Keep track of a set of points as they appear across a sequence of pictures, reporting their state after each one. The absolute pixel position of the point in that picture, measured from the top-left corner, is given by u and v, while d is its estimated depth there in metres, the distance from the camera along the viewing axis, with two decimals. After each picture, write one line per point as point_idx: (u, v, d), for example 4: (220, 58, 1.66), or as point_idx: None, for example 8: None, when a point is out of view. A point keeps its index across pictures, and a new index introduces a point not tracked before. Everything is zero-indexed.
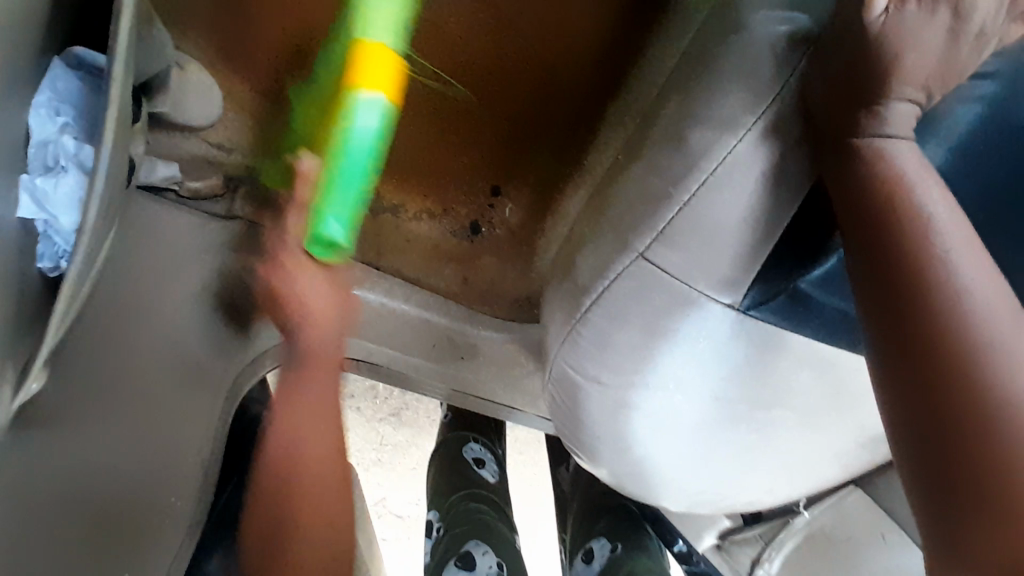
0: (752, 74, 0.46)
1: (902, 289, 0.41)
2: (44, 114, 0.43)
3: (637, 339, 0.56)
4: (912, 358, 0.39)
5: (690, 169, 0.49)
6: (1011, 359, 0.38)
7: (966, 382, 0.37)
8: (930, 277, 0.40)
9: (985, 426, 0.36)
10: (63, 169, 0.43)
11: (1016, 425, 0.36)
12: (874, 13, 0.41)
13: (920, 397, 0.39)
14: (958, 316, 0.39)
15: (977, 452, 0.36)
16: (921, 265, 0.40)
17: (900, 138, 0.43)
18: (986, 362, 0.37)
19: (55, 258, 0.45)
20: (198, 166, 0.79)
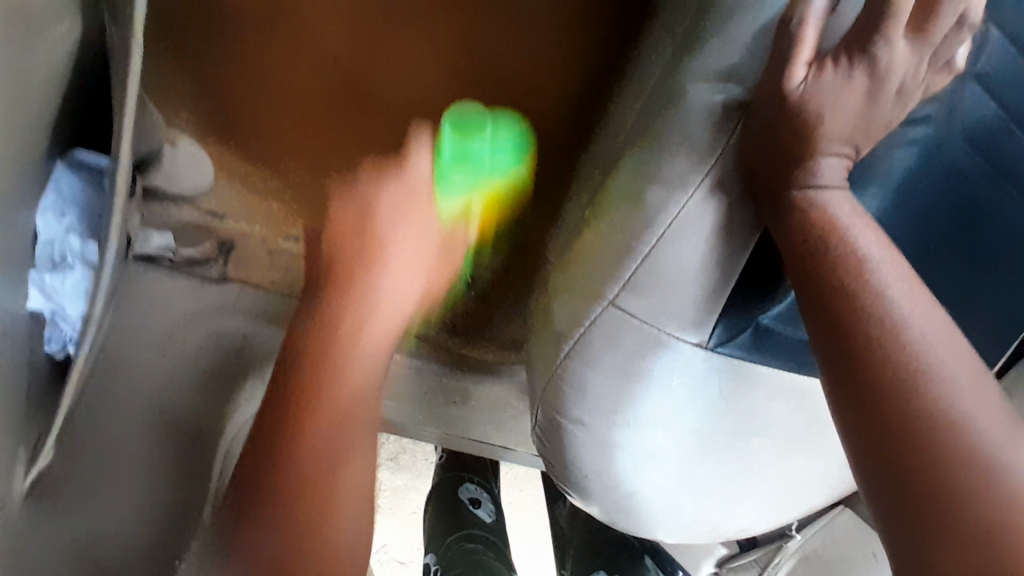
0: (694, 138, 0.50)
1: (844, 325, 0.46)
2: (51, 217, 0.48)
3: (615, 381, 0.60)
4: (856, 381, 0.45)
5: (648, 225, 0.53)
6: (939, 381, 0.43)
7: (904, 401, 0.43)
8: (866, 310, 0.46)
9: (929, 440, 0.41)
10: (70, 266, 0.49)
11: (952, 439, 0.41)
12: (793, 85, 0.45)
13: (871, 420, 0.44)
14: (895, 344, 0.44)
15: (926, 464, 0.41)
16: (858, 302, 0.46)
17: (831, 190, 0.48)
18: (922, 387, 0.43)
19: (62, 342, 0.50)
20: (192, 235, 0.85)
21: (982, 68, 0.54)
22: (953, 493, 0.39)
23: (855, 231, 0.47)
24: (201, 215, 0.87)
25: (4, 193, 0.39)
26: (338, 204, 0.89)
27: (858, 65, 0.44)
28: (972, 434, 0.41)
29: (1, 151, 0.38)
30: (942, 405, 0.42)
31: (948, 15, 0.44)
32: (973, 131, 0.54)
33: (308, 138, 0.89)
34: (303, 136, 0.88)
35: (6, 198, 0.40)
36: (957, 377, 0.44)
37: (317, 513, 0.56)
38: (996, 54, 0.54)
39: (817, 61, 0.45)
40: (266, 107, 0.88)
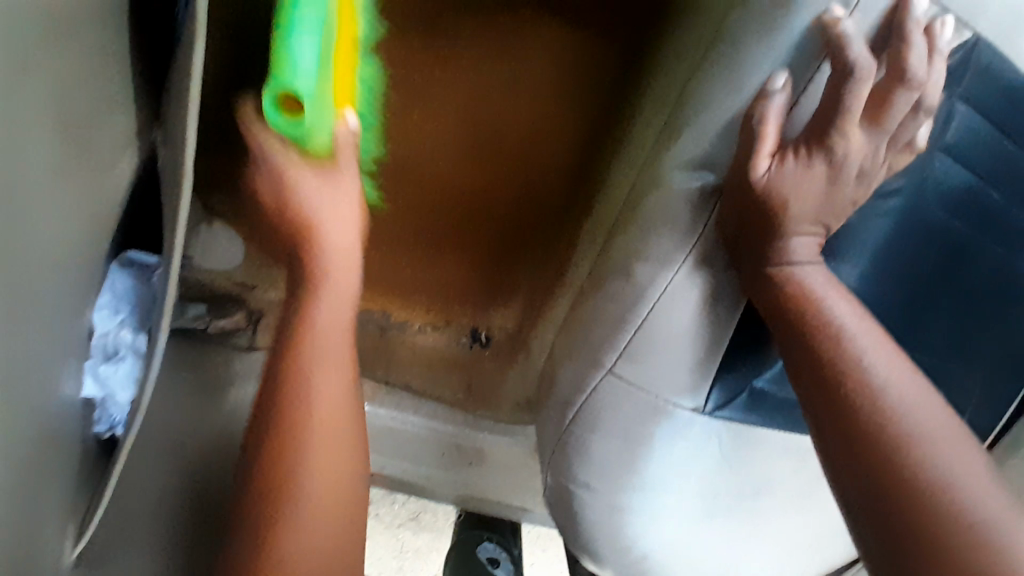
0: (676, 218, 0.54)
1: (829, 391, 0.49)
2: (106, 313, 0.52)
3: (618, 444, 0.62)
4: (843, 447, 0.47)
5: (639, 297, 0.57)
6: (924, 445, 0.46)
7: (893, 464, 0.46)
8: (849, 377, 0.48)
9: (919, 505, 0.44)
10: (122, 357, 0.52)
11: (941, 502, 0.44)
12: (757, 174, 0.49)
13: (864, 485, 0.46)
14: (878, 410, 0.47)
15: (918, 527, 0.43)
16: (840, 368, 0.49)
17: (806, 264, 0.51)
18: (908, 452, 0.46)
19: (111, 423, 0.53)
20: (223, 304, 0.87)
21: (952, 139, 0.57)
22: (944, 553, 0.42)
23: (832, 301, 0.50)
24: (235, 286, 0.90)
25: (74, 295, 0.46)
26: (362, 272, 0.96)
27: (816, 157, 0.49)
28: (956, 491, 0.44)
29: (74, 260, 0.45)
30: (928, 465, 0.45)
31: (902, 103, 0.48)
32: (949, 196, 0.57)
33: None
34: None
35: (75, 298, 0.46)
36: (939, 436, 0.47)
37: (286, 499, 0.51)
38: (968, 124, 0.56)
39: (781, 150, 0.50)
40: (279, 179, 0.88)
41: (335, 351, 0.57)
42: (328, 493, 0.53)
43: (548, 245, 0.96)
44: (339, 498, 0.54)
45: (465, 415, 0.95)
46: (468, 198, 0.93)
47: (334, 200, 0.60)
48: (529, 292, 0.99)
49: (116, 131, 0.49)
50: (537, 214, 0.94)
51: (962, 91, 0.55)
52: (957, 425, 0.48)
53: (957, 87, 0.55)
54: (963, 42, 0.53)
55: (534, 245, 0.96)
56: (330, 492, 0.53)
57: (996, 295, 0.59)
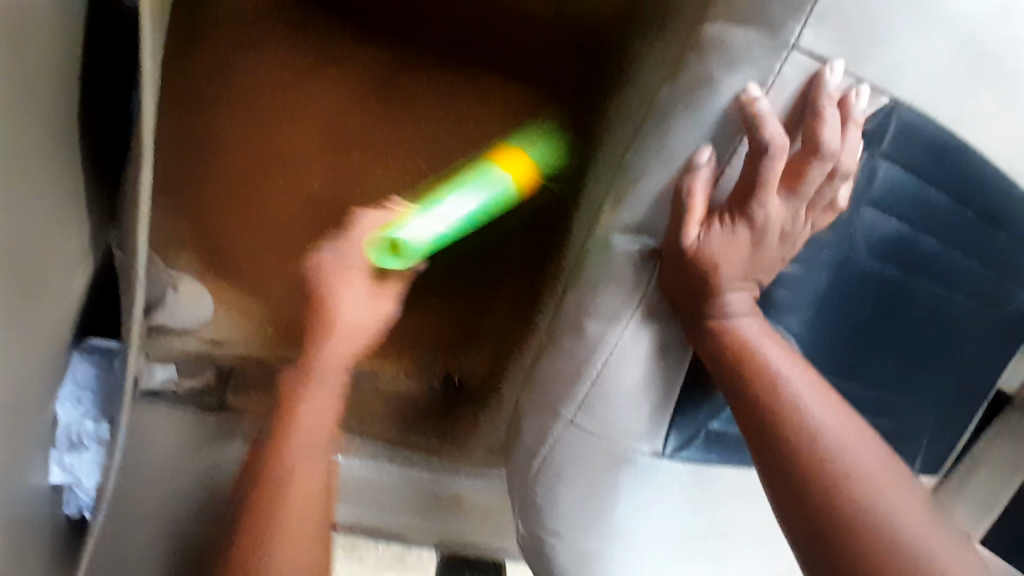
0: (621, 279, 0.58)
1: (769, 431, 0.52)
2: (68, 404, 0.51)
3: (582, 493, 0.65)
4: (790, 489, 0.50)
5: (592, 353, 0.60)
6: (857, 478, 0.49)
7: (829, 498, 0.48)
8: (787, 416, 0.51)
9: (855, 537, 0.47)
10: (85, 447, 0.51)
11: (873, 532, 0.47)
12: (688, 241, 0.53)
13: (807, 521, 0.48)
14: (815, 446, 0.50)
15: (855, 559, 0.46)
16: (778, 408, 0.52)
17: (740, 317, 0.54)
18: (842, 486, 0.48)
19: (80, 506, 0.53)
20: (195, 361, 0.79)
21: (876, 194, 0.62)
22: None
23: (767, 344, 0.54)
24: (204, 345, 0.83)
25: (35, 388, 0.46)
26: None
27: (741, 222, 0.52)
28: (897, 529, 0.47)
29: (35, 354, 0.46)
30: (860, 497, 0.48)
31: (815, 173, 0.52)
32: (875, 242, 0.63)
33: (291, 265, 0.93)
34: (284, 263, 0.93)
35: (36, 391, 0.47)
36: (868, 468, 0.50)
37: (270, 500, 0.66)
38: (889, 178, 0.62)
39: (708, 217, 0.53)
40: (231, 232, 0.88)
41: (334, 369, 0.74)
42: (297, 515, 0.67)
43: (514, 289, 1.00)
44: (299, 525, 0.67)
45: (443, 460, 0.96)
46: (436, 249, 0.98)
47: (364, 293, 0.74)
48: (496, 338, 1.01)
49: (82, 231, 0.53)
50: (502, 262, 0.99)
51: (885, 150, 0.61)
52: (893, 467, 0.51)
53: (878, 148, 0.60)
54: (878, 110, 0.59)
55: (501, 288, 1.00)
56: (311, 450, 0.70)
57: (914, 331, 0.66)
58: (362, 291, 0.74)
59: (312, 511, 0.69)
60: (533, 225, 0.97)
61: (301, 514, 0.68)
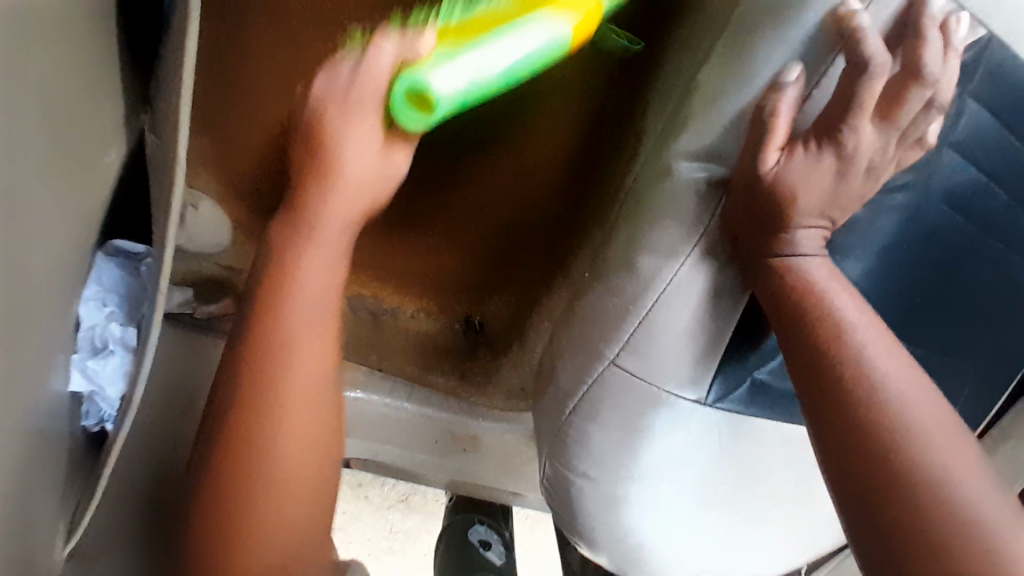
0: (683, 211, 0.53)
1: (828, 386, 0.48)
2: (93, 305, 0.48)
3: (618, 436, 0.62)
4: (841, 442, 0.47)
5: (643, 289, 0.56)
6: (922, 441, 0.45)
7: (886, 460, 0.45)
8: (849, 370, 0.47)
9: (912, 502, 0.43)
10: (109, 352, 0.48)
11: (935, 496, 0.43)
12: (767, 165, 0.48)
13: (858, 482, 0.45)
14: (878, 404, 0.46)
15: (908, 526, 0.43)
16: (841, 361, 0.48)
17: (810, 258, 0.50)
18: (904, 449, 0.45)
19: (99, 418, 0.50)
20: (210, 291, 0.77)
21: (959, 137, 0.56)
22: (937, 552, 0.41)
23: (834, 292, 0.49)
24: (221, 270, 0.81)
25: (59, 284, 0.43)
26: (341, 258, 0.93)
27: (827, 149, 0.47)
28: (953, 490, 0.43)
29: (60, 249, 0.42)
30: (923, 460, 0.44)
31: (915, 100, 0.47)
32: (952, 192, 0.57)
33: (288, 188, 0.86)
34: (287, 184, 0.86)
35: (62, 286, 0.43)
36: (933, 431, 0.46)
37: (263, 419, 0.48)
38: (974, 125, 0.55)
39: (792, 143, 0.48)
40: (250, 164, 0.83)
41: (323, 287, 0.52)
42: (297, 437, 0.49)
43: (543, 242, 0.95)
44: (304, 429, 0.49)
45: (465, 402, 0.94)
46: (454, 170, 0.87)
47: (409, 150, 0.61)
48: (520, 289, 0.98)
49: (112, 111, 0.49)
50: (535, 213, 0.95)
51: (974, 89, 0.54)
52: (959, 427, 0.47)
53: (969, 84, 0.54)
54: (975, 42, 0.52)
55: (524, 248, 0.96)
56: (314, 390, 0.50)
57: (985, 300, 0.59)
58: (371, 125, 0.56)
59: (315, 466, 0.50)
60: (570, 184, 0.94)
61: (304, 415, 0.49)
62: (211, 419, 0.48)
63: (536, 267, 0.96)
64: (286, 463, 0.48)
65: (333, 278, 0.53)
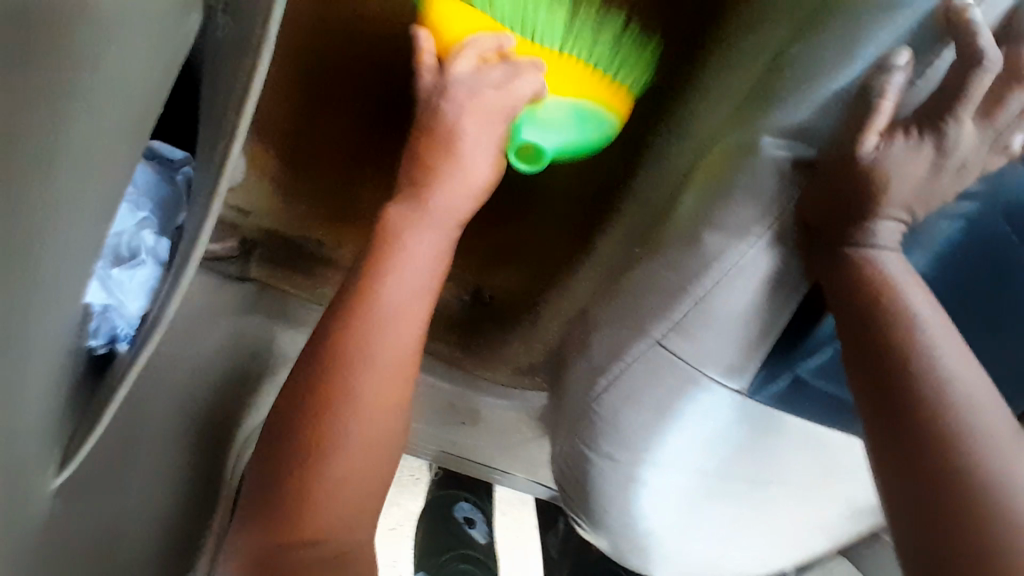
0: (758, 192, 0.50)
1: (894, 382, 0.46)
2: (126, 209, 0.47)
3: (650, 417, 0.60)
4: (904, 444, 0.45)
5: (703, 270, 0.53)
6: (997, 450, 0.43)
7: (957, 465, 0.43)
8: (920, 369, 0.45)
9: (985, 513, 0.41)
10: (139, 261, 0.46)
11: (1012, 511, 0.41)
12: (864, 150, 0.45)
13: (920, 486, 0.43)
14: (952, 408, 0.44)
15: (979, 539, 0.40)
16: (911, 359, 0.46)
17: (887, 251, 0.48)
18: (978, 456, 0.43)
19: (110, 336, 0.44)
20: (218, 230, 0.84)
21: None
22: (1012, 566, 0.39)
23: (910, 287, 0.47)
24: (232, 211, 0.89)
25: None
26: (359, 213, 0.94)
27: (926, 138, 0.45)
28: None
29: None
30: (1001, 473, 0.42)
31: (1020, 101, 0.45)
32: (1018, 209, 0.55)
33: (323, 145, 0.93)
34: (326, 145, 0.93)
35: None
36: (1006, 443, 0.44)
37: (328, 443, 0.52)
38: None
39: (888, 129, 0.46)
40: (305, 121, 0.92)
41: (420, 293, 0.59)
42: (369, 440, 0.54)
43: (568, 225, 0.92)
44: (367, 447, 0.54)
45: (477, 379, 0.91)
46: None
47: (469, 194, 0.65)
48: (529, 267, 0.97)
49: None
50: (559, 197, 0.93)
51: None
52: None
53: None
54: None
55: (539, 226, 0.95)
56: (389, 380, 0.55)
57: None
58: (432, 241, 0.62)
59: (373, 465, 0.54)
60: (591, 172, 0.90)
61: (376, 434, 0.54)
62: (282, 410, 0.54)
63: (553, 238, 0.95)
64: (348, 454, 0.52)
65: (439, 255, 0.62)
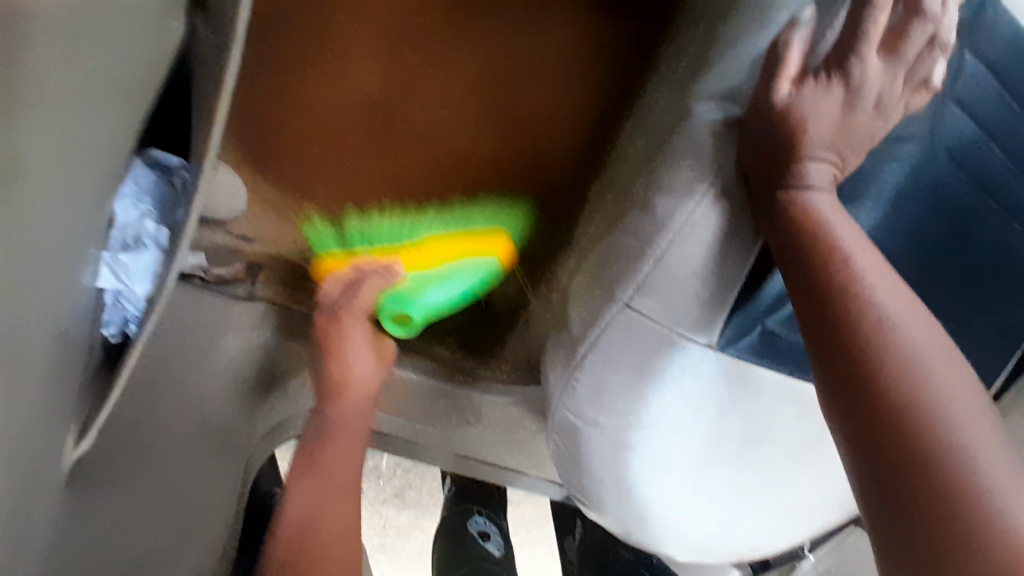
0: (698, 152, 0.56)
1: (826, 301, 0.50)
2: (128, 203, 0.52)
3: (629, 380, 0.64)
4: (833, 359, 0.48)
5: (659, 230, 0.58)
6: (917, 359, 0.46)
7: (883, 376, 0.46)
8: (847, 286, 0.49)
9: (904, 415, 0.44)
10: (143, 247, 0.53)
11: (927, 411, 0.44)
12: (779, 97, 0.51)
13: (853, 398, 0.47)
14: (875, 322, 0.48)
15: (899, 440, 0.44)
16: (839, 279, 0.50)
17: (818, 190, 0.52)
18: (902, 364, 0.46)
19: (120, 324, 0.52)
20: (222, 255, 0.85)
21: (960, 91, 0.58)
22: (931, 464, 0.42)
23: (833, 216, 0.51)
24: (230, 238, 0.88)
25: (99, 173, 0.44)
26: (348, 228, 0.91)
27: (834, 80, 0.50)
28: (946, 415, 0.44)
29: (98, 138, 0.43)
30: (925, 382, 0.45)
31: (918, 34, 0.50)
32: (957, 148, 0.58)
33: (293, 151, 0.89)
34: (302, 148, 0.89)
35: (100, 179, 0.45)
36: (930, 356, 0.47)
37: (307, 561, 0.64)
38: (973, 80, 0.58)
39: (801, 76, 0.51)
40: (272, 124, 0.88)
41: (361, 415, 0.77)
42: (337, 558, 0.66)
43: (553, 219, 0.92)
44: (340, 551, 0.67)
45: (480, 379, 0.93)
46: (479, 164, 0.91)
47: (365, 355, 0.80)
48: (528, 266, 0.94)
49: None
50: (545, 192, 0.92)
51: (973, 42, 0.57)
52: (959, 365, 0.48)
53: (967, 37, 0.57)
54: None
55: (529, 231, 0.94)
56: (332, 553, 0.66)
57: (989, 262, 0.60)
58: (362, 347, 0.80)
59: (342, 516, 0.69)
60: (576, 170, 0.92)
61: (339, 545, 0.67)
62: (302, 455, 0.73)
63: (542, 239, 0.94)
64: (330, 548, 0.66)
65: (374, 374, 0.79)
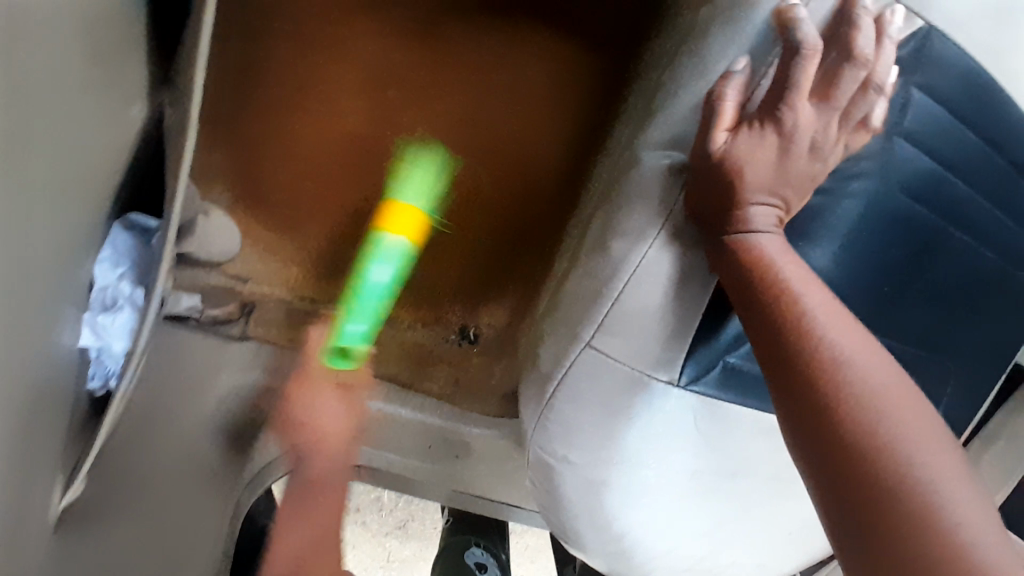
0: (649, 195, 0.59)
1: (781, 336, 0.50)
2: (106, 267, 0.57)
3: (596, 416, 0.65)
4: (795, 394, 0.48)
5: (616, 271, 0.60)
6: (881, 397, 0.46)
7: (846, 412, 0.45)
8: (802, 324, 0.49)
9: (872, 450, 0.43)
10: (120, 308, 0.56)
11: (894, 449, 0.43)
12: (716, 144, 0.54)
13: (818, 434, 0.46)
14: (833, 359, 0.48)
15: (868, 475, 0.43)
16: (794, 317, 0.50)
17: (764, 233, 0.54)
18: (861, 400, 0.46)
19: (104, 379, 0.56)
20: (217, 297, 0.86)
21: (909, 126, 0.60)
22: (901, 499, 0.41)
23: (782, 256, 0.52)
24: (226, 278, 0.90)
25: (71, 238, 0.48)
26: (330, 262, 0.93)
27: (768, 128, 0.53)
28: (914, 455, 0.43)
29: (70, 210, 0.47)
30: (890, 419, 0.45)
31: (848, 80, 0.52)
32: (909, 182, 0.60)
33: (281, 194, 0.93)
34: (286, 186, 0.93)
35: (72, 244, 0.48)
36: (891, 394, 0.46)
37: None
38: (922, 113, 0.60)
39: (737, 124, 0.55)
40: (258, 168, 0.92)
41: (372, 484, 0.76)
42: None
43: (538, 249, 0.95)
44: None
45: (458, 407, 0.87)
46: (457, 200, 0.95)
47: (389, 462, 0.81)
48: (519, 291, 0.95)
49: (123, 80, 0.56)
50: (529, 223, 0.95)
51: (918, 78, 0.59)
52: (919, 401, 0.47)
53: (912, 75, 0.59)
54: (914, 32, 0.58)
55: (518, 265, 0.95)
56: None
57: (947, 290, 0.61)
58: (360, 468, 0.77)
59: None
60: (555, 198, 0.94)
61: None
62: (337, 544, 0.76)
63: (528, 262, 0.95)
64: None
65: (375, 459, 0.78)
